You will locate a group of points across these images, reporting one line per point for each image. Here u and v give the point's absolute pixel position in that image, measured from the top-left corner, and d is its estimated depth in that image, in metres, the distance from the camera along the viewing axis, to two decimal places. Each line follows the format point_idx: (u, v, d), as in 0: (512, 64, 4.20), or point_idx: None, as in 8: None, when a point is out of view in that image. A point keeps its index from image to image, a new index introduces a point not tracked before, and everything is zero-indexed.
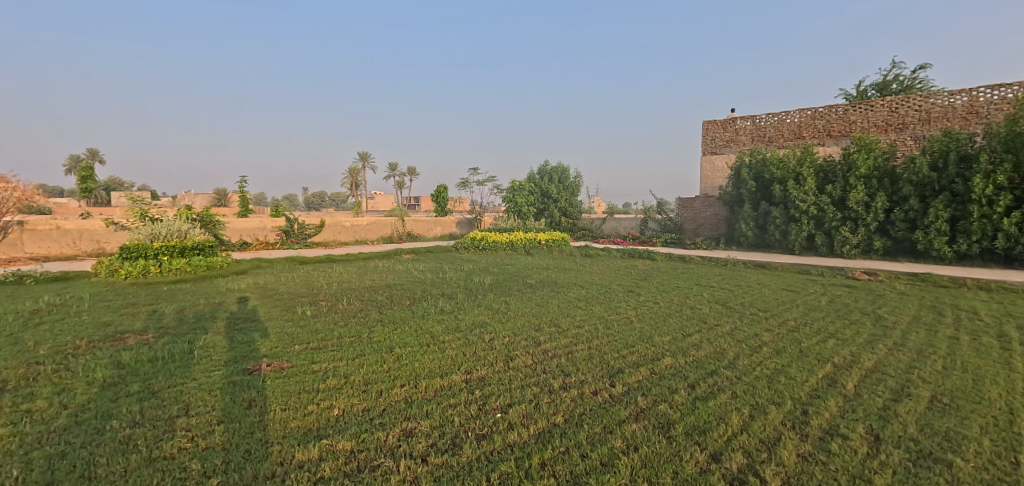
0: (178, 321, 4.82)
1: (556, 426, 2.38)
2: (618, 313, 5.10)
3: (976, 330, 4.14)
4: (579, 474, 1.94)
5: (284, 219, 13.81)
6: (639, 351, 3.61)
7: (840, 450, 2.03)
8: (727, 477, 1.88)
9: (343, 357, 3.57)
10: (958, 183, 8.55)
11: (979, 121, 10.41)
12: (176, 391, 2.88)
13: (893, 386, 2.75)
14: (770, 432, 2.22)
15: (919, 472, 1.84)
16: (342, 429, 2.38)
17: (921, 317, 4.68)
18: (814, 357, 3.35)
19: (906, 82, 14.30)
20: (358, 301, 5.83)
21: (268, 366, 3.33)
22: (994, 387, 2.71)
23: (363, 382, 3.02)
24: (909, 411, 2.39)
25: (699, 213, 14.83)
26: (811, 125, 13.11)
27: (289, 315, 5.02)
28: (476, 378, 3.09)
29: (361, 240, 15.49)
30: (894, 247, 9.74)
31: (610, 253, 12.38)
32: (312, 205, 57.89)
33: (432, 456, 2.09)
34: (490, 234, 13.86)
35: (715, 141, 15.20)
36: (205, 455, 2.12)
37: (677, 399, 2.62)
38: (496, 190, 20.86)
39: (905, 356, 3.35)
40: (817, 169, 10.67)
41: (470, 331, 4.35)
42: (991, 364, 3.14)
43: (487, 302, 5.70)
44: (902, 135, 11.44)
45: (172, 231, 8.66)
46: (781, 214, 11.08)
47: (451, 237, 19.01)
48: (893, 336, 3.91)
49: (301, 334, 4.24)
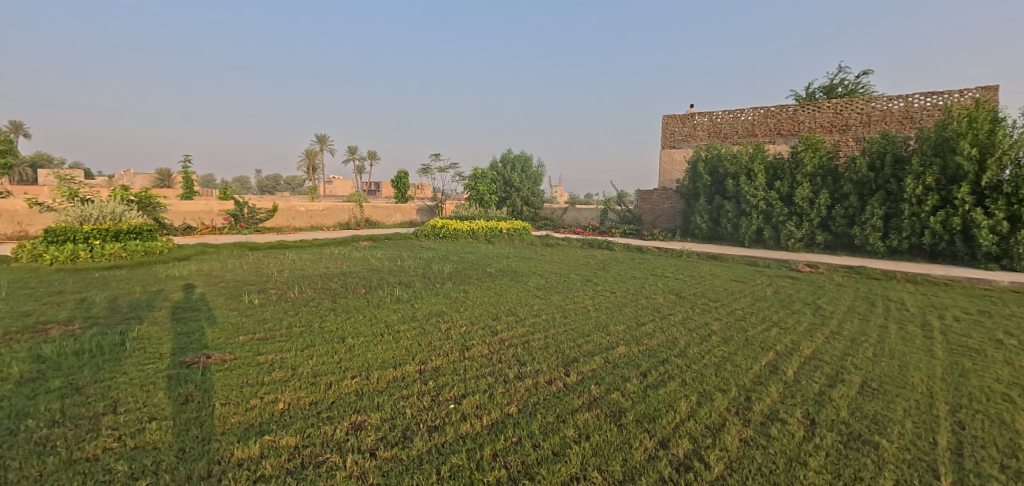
0: (111, 310, 4.45)
1: (510, 416, 2.36)
2: (575, 302, 5.14)
3: (904, 319, 4.48)
4: (531, 465, 1.93)
5: (232, 203, 13.00)
6: (594, 340, 3.66)
7: (778, 434, 2.14)
8: (674, 463, 1.93)
9: (293, 347, 3.41)
10: (893, 183, 9.20)
11: (912, 125, 11.24)
12: (104, 387, 2.64)
13: (829, 372, 2.93)
14: (714, 418, 2.30)
15: (849, 454, 1.96)
16: (287, 424, 2.26)
17: (855, 307, 5.02)
18: (758, 345, 3.51)
19: (850, 87, 15.16)
20: (310, 290, 5.56)
21: (209, 358, 3.12)
22: (918, 373, 2.92)
23: (311, 374, 2.89)
24: (842, 396, 2.55)
25: (657, 205, 15.25)
26: (763, 124, 13.71)
27: (234, 304, 4.72)
28: (430, 368, 3.03)
29: (317, 226, 14.84)
30: (835, 242, 10.38)
31: (570, 244, 12.48)
32: (266, 189, 55.45)
33: (382, 450, 2.02)
34: (452, 222, 13.66)
35: (674, 136, 15.60)
36: (134, 456, 1.95)
37: (629, 387, 2.67)
38: (459, 177, 20.50)
39: (841, 344, 3.57)
40: (768, 166, 11.22)
41: (426, 320, 4.26)
42: (914, 351, 3.40)
43: (445, 292, 5.58)
44: (845, 136, 12.19)
45: (105, 214, 8.00)
46: (732, 208, 11.59)
47: (411, 224, 18.59)
48: (830, 325, 4.16)
49: (247, 324, 4.01)
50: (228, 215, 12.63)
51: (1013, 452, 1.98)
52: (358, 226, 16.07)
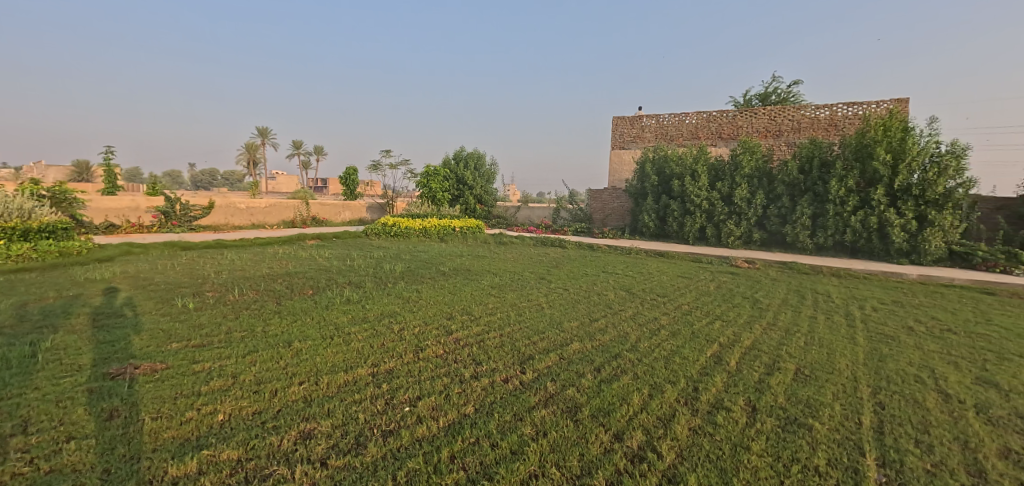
0: (18, 318, 3.94)
1: (467, 417, 2.33)
2: (529, 300, 5.18)
3: (830, 310, 4.90)
4: (489, 465, 1.91)
5: (162, 199, 11.97)
6: (549, 337, 3.70)
7: (723, 421, 2.26)
8: (629, 455, 1.98)
9: (233, 353, 3.18)
10: (819, 185, 10.03)
11: (836, 132, 12.30)
12: (10, 405, 2.33)
13: (767, 361, 3.14)
14: (665, 409, 2.39)
15: (786, 437, 2.11)
16: (227, 437, 2.10)
17: (788, 300, 5.42)
18: (704, 338, 3.70)
19: (782, 95, 16.36)
20: (252, 292, 5.23)
21: (136, 369, 2.84)
22: (843, 359, 3.19)
23: (254, 382, 2.71)
24: (779, 382, 2.74)
25: (607, 204, 15.70)
26: (706, 127, 14.48)
27: (166, 309, 4.34)
28: (383, 371, 2.93)
29: (259, 225, 13.99)
30: (770, 239, 11.12)
31: (523, 242, 12.57)
32: (200, 184, 51.63)
33: (333, 458, 1.93)
34: (403, 220, 13.33)
35: (623, 137, 16.11)
36: (48, 481, 1.74)
37: (585, 383, 2.72)
38: (411, 175, 20.07)
39: (776, 334, 3.84)
40: (710, 167, 11.89)
41: (378, 321, 4.14)
42: (839, 339, 3.72)
43: (397, 291, 5.44)
44: (778, 141, 13.15)
45: (11, 209, 7.10)
46: (678, 207, 12.14)
47: (361, 223, 17.99)
48: (766, 317, 4.47)
49: (181, 330, 3.69)
50: (157, 212, 11.60)
51: (924, 428, 2.21)
52: (304, 224, 15.33)
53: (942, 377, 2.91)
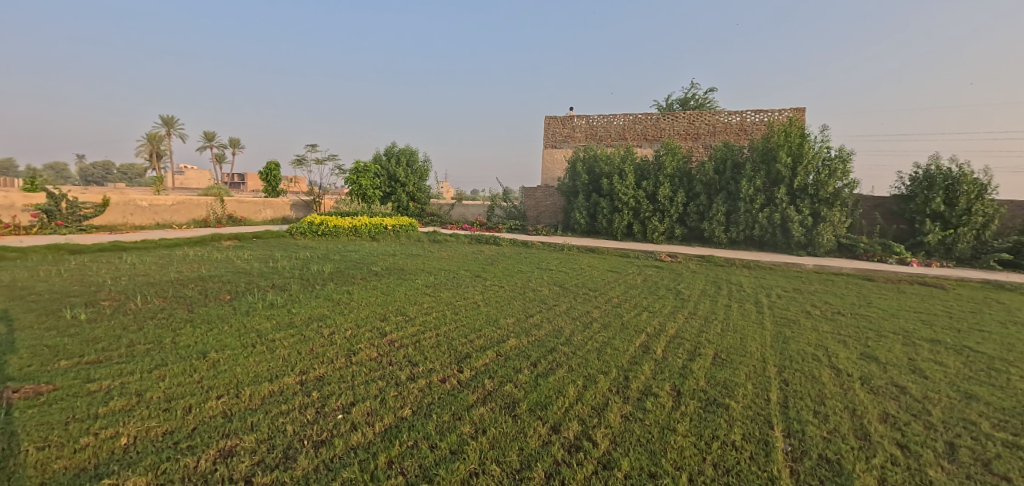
0: None
1: (404, 420, 2.27)
2: (465, 298, 5.15)
3: (742, 298, 5.39)
4: (429, 467, 1.88)
5: (42, 195, 10.34)
6: (486, 334, 3.71)
7: (652, 406, 2.40)
8: (566, 445, 2.05)
9: (137, 369, 2.83)
10: (732, 184, 11.00)
11: (745, 136, 13.56)
12: None
13: (689, 348, 3.39)
14: (599, 399, 2.50)
15: (707, 417, 2.29)
16: (133, 462, 1.87)
17: (706, 290, 5.89)
18: (632, 329, 3.92)
19: (700, 101, 17.70)
20: (158, 299, 4.69)
21: (12, 393, 2.42)
22: (753, 343, 3.53)
23: (164, 399, 2.44)
24: (700, 367, 2.97)
25: (541, 201, 16.03)
26: (632, 129, 15.27)
27: (51, 322, 3.76)
28: (313, 378, 2.76)
29: (165, 225, 12.57)
30: (689, 235, 11.99)
31: (458, 240, 12.47)
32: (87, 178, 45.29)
33: (259, 475, 1.79)
34: (332, 218, 12.65)
35: (555, 136, 16.53)
36: None
37: (522, 378, 2.76)
38: (339, 170, 19.10)
39: (696, 322, 4.16)
40: (636, 167, 12.58)
41: (306, 325, 3.90)
42: (750, 325, 4.12)
43: (326, 294, 5.16)
44: (696, 144, 14.23)
45: None
46: (607, 205, 12.69)
47: (284, 221, 16.83)
48: (687, 307, 4.84)
49: (72, 345, 3.22)
50: (35, 211, 9.99)
51: (821, 400, 2.52)
52: (219, 224, 14.03)
53: (833, 354, 3.33)
